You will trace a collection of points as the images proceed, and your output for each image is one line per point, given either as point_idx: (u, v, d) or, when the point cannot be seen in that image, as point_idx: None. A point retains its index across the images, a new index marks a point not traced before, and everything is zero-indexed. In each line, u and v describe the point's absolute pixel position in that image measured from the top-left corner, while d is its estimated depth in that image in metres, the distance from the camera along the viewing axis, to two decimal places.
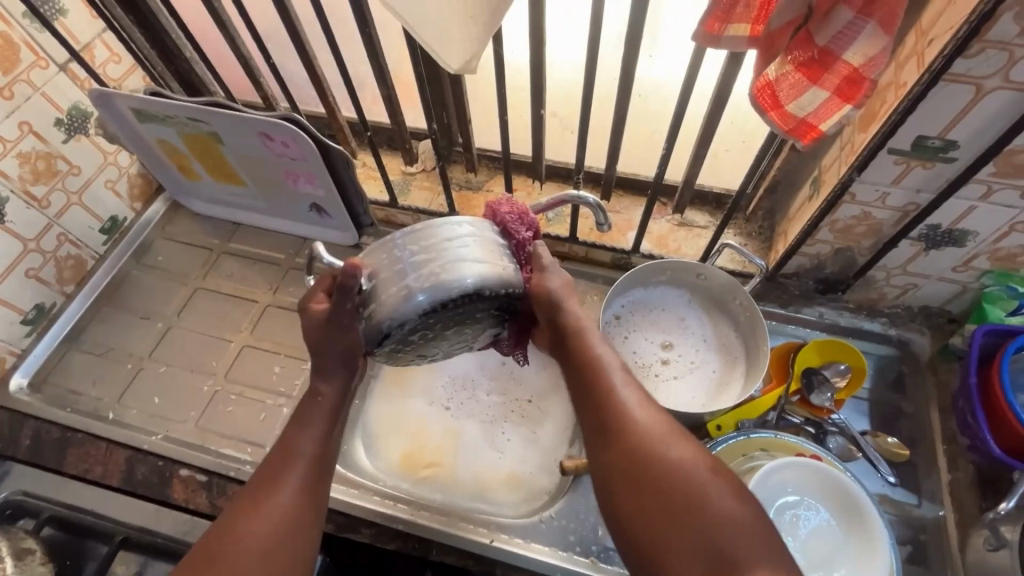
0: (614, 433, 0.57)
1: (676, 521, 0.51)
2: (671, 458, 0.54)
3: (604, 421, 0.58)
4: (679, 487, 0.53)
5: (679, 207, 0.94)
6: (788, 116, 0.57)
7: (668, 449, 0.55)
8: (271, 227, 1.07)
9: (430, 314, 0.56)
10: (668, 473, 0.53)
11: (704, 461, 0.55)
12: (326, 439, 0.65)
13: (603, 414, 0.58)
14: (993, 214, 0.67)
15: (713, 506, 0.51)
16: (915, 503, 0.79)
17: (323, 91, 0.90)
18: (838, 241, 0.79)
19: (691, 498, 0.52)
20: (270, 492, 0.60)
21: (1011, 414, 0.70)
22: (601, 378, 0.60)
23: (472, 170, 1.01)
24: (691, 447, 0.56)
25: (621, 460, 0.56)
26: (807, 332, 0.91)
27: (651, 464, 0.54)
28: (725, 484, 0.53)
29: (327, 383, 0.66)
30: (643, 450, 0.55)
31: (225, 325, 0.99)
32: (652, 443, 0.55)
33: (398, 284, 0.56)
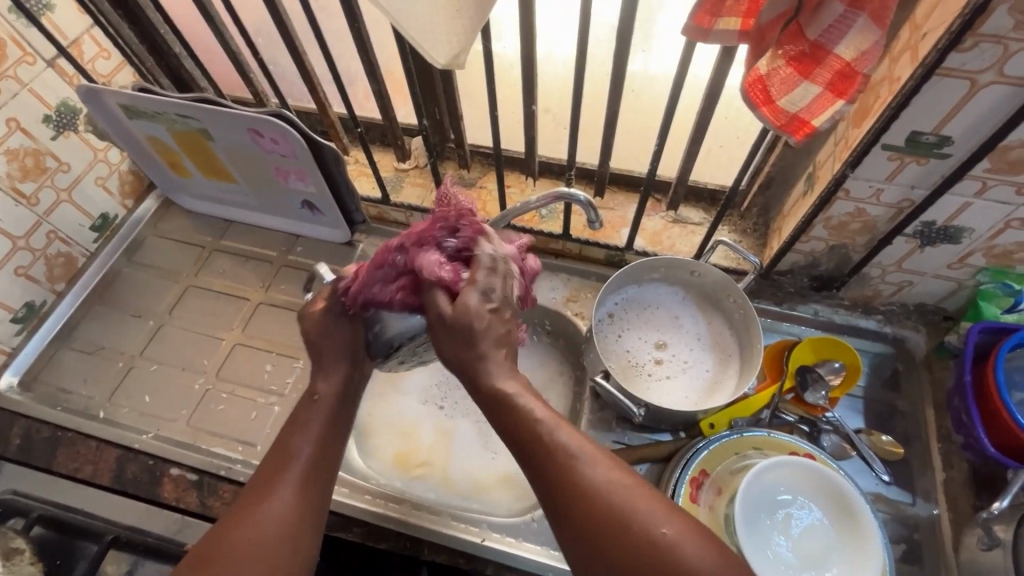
0: (563, 498, 0.48)
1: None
2: (638, 523, 0.46)
3: (552, 488, 0.49)
4: (649, 559, 0.44)
5: (673, 204, 0.93)
6: (780, 112, 0.56)
7: (633, 510, 0.46)
8: (263, 224, 1.07)
9: (428, 333, 0.68)
10: (635, 545, 0.45)
11: (671, 516, 0.46)
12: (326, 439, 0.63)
13: (549, 476, 0.49)
14: (988, 211, 0.67)
15: (690, 574, 0.43)
16: (909, 501, 0.78)
17: (313, 87, 0.89)
18: (832, 237, 0.78)
19: (665, 567, 0.44)
20: (267, 494, 0.57)
21: (1006, 413, 0.70)
22: (538, 436, 0.50)
23: (465, 166, 1.00)
24: (654, 499, 0.47)
25: (580, 536, 0.47)
26: (802, 330, 0.90)
27: (618, 534, 0.46)
28: (702, 543, 0.45)
29: (325, 380, 0.65)
30: (602, 515, 0.46)
31: (217, 322, 0.98)
32: (610, 505, 0.47)
33: (403, 309, 0.67)
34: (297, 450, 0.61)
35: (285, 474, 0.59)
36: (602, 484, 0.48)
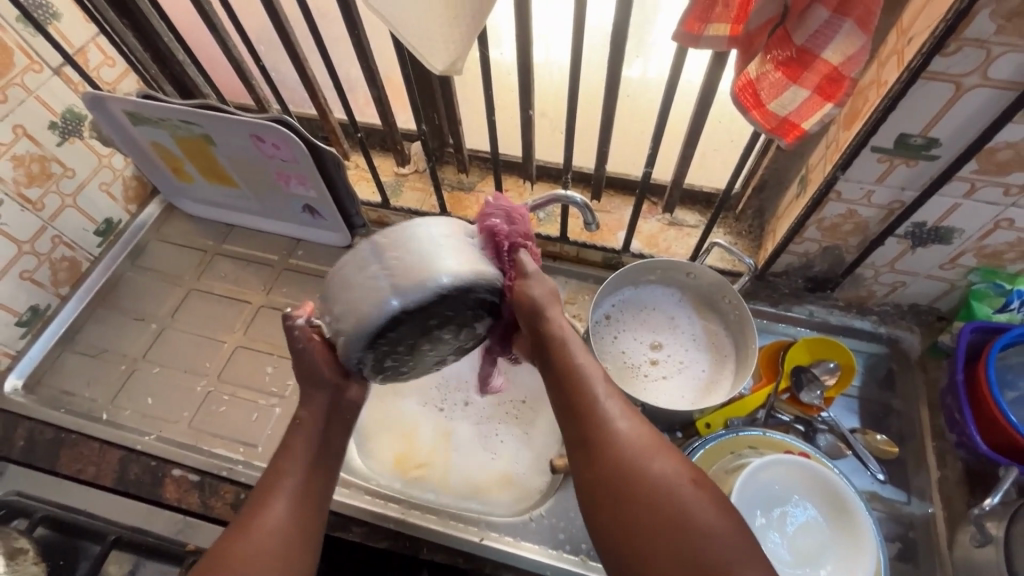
0: (593, 443, 0.55)
1: (661, 542, 0.49)
2: (658, 475, 0.52)
3: (586, 435, 0.55)
4: (662, 502, 0.50)
5: (668, 206, 0.94)
6: (770, 115, 0.58)
7: (654, 462, 0.53)
8: (264, 228, 1.08)
9: (409, 317, 0.55)
10: (652, 491, 0.51)
11: (691, 473, 0.53)
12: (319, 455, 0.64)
13: (584, 424, 0.56)
14: (977, 211, 0.68)
15: (699, 526, 0.49)
16: (905, 500, 0.79)
17: (314, 93, 0.91)
18: (825, 239, 0.79)
19: (677, 516, 0.50)
20: (264, 509, 0.59)
21: (997, 411, 0.70)
22: (584, 386, 0.57)
23: (464, 170, 1.01)
24: (676, 459, 0.54)
25: (603, 479, 0.53)
26: (798, 331, 0.92)
27: (638, 480, 0.52)
28: (712, 503, 0.51)
29: (304, 407, 0.66)
30: (627, 464, 0.53)
31: (218, 325, 1.00)
32: (636, 455, 0.53)
33: (374, 290, 0.55)
34: (292, 467, 0.62)
35: (281, 490, 0.61)
36: (632, 435, 0.54)
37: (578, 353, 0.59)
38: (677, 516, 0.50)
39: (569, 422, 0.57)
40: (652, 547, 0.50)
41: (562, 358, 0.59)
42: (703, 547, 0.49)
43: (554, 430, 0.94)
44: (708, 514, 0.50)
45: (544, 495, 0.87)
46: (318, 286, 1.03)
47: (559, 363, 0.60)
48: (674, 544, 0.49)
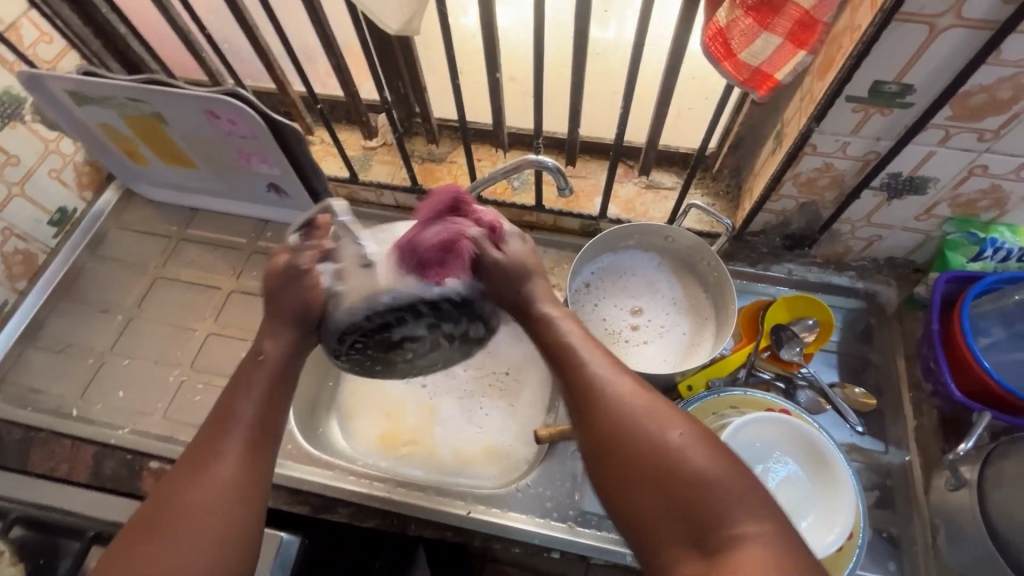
0: (587, 404, 0.55)
1: (654, 489, 0.49)
2: (645, 422, 0.52)
3: (578, 390, 0.56)
4: (658, 453, 0.49)
5: (644, 169, 0.92)
6: (741, 66, 0.56)
7: (642, 410, 0.52)
8: (230, 211, 1.04)
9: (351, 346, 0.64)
10: (640, 440, 0.51)
11: (679, 417, 0.52)
12: (267, 408, 0.60)
13: (579, 388, 0.56)
14: (952, 159, 0.67)
15: (690, 468, 0.48)
16: (882, 450, 0.81)
17: (269, 64, 0.86)
18: (802, 195, 0.78)
19: (665, 460, 0.49)
20: (213, 456, 0.55)
21: (971, 357, 0.71)
22: (567, 353, 0.58)
23: (434, 141, 0.98)
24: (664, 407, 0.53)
25: (596, 435, 0.53)
26: (776, 290, 0.91)
27: (627, 430, 0.52)
28: (703, 446, 0.50)
29: (270, 340, 0.63)
30: (615, 415, 0.53)
31: (188, 313, 0.96)
32: (624, 406, 0.53)
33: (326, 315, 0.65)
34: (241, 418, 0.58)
35: (225, 450, 0.56)
36: (622, 387, 0.55)
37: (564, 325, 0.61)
38: (665, 459, 0.49)
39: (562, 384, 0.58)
40: (647, 497, 0.49)
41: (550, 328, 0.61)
42: (696, 490, 0.47)
43: (539, 401, 0.94)
44: (700, 454, 0.49)
45: (531, 465, 0.87)
46: None
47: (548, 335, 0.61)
48: (665, 487, 0.48)
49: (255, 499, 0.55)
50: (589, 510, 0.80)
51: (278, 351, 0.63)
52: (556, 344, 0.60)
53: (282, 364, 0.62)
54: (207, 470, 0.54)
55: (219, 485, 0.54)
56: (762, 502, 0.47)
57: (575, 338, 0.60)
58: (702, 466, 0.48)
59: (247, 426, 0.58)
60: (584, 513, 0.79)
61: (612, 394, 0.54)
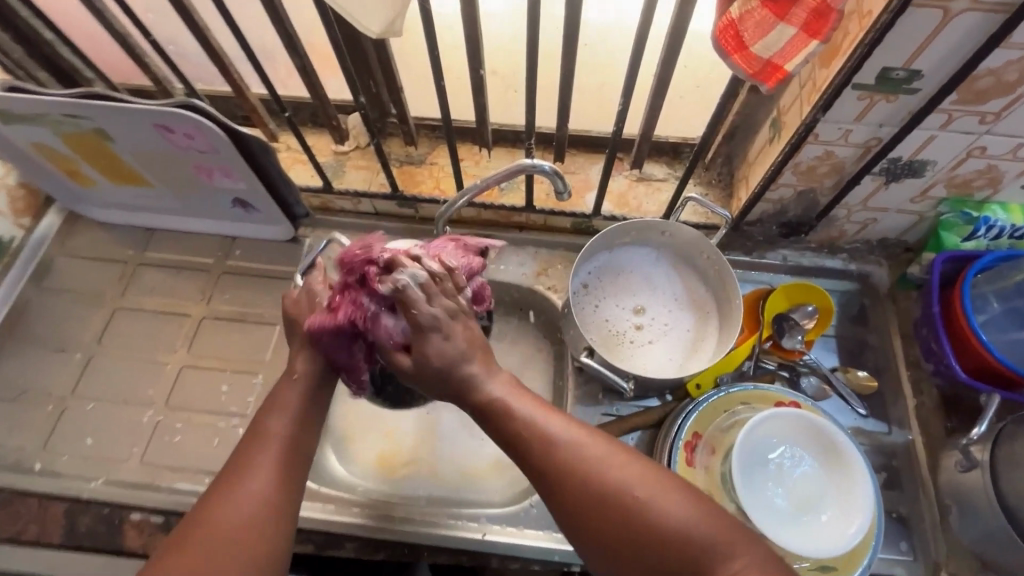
0: (546, 475, 0.51)
1: (636, 558, 0.48)
2: (614, 482, 0.49)
3: (532, 461, 0.52)
4: (632, 516, 0.48)
5: (636, 161, 0.89)
6: (753, 58, 0.53)
7: (609, 467, 0.50)
8: (192, 229, 0.95)
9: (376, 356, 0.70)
10: (614, 508, 0.48)
11: (646, 470, 0.50)
12: (301, 431, 0.60)
13: (533, 458, 0.52)
14: (952, 142, 0.66)
15: (666, 525, 0.47)
16: (886, 431, 0.81)
17: (225, 68, 0.78)
18: (800, 183, 0.77)
19: (642, 526, 0.48)
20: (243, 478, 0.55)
21: (977, 341, 0.71)
22: (513, 419, 0.53)
23: (412, 142, 0.92)
24: (631, 458, 0.51)
25: (563, 508, 0.50)
26: (773, 277, 0.91)
27: (596, 503, 0.49)
28: (681, 502, 0.49)
29: (303, 360, 0.64)
30: (580, 481, 0.50)
31: (155, 345, 0.88)
32: (588, 471, 0.50)
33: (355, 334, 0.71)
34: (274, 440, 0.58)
35: (256, 469, 0.55)
36: (582, 447, 0.51)
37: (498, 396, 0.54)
38: (643, 521, 0.48)
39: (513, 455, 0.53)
40: (629, 564, 0.48)
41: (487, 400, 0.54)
42: (678, 552, 0.47)
43: None
44: (678, 513, 0.48)
45: None
46: (264, 287, 0.92)
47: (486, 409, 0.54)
48: (641, 549, 0.47)
49: (281, 530, 0.54)
50: None
51: (311, 367, 0.64)
52: (499, 410, 0.54)
53: (312, 383, 0.63)
54: (239, 487, 0.54)
55: (249, 507, 0.53)
56: (737, 536, 0.48)
57: (515, 399, 0.55)
58: (684, 524, 0.47)
59: (281, 445, 0.58)
60: None
61: (570, 459, 0.51)
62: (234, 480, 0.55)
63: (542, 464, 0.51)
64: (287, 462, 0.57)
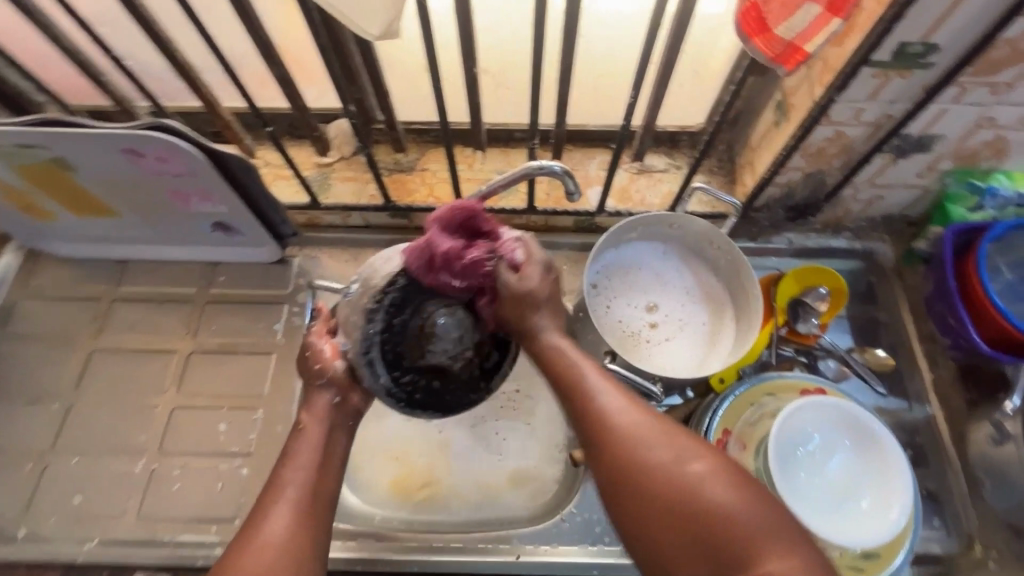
0: (596, 435, 0.53)
1: (662, 533, 0.47)
2: (660, 457, 0.50)
3: (586, 430, 0.55)
4: (673, 487, 0.48)
5: (637, 153, 0.86)
6: (774, 41, 0.51)
7: (657, 445, 0.51)
8: (169, 257, 0.88)
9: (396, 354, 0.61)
10: (650, 481, 0.49)
11: (700, 455, 0.50)
12: (317, 477, 0.58)
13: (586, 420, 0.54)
14: (963, 115, 0.65)
15: (708, 503, 0.47)
16: (907, 407, 0.81)
17: (194, 82, 0.71)
18: (809, 165, 0.75)
19: (676, 500, 0.48)
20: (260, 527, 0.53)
21: (999, 316, 0.71)
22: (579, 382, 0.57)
23: (401, 149, 0.87)
24: (688, 442, 0.51)
25: (604, 479, 0.52)
26: (781, 262, 0.89)
27: (633, 475, 0.50)
28: (727, 489, 0.47)
29: (308, 411, 0.63)
30: (623, 454, 0.51)
31: (141, 387, 0.82)
32: (633, 445, 0.51)
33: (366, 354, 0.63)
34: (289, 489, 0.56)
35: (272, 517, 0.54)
36: (638, 426, 0.53)
37: (578, 364, 0.58)
38: (678, 497, 0.48)
39: (574, 424, 0.57)
40: (654, 539, 0.48)
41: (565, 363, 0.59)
42: (707, 531, 0.46)
43: (558, 414, 0.88)
44: (719, 499, 0.47)
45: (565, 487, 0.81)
46: (254, 314, 0.86)
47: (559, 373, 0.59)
48: (677, 522, 0.47)
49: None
50: None
51: (315, 418, 0.62)
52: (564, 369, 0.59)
53: (322, 427, 0.62)
54: (257, 535, 0.52)
55: (265, 563, 0.50)
56: (787, 536, 0.46)
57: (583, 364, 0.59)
58: (719, 506, 0.46)
59: (298, 494, 0.56)
60: None
61: (621, 425, 0.53)
62: (252, 534, 0.52)
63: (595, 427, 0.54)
64: (308, 516, 0.55)
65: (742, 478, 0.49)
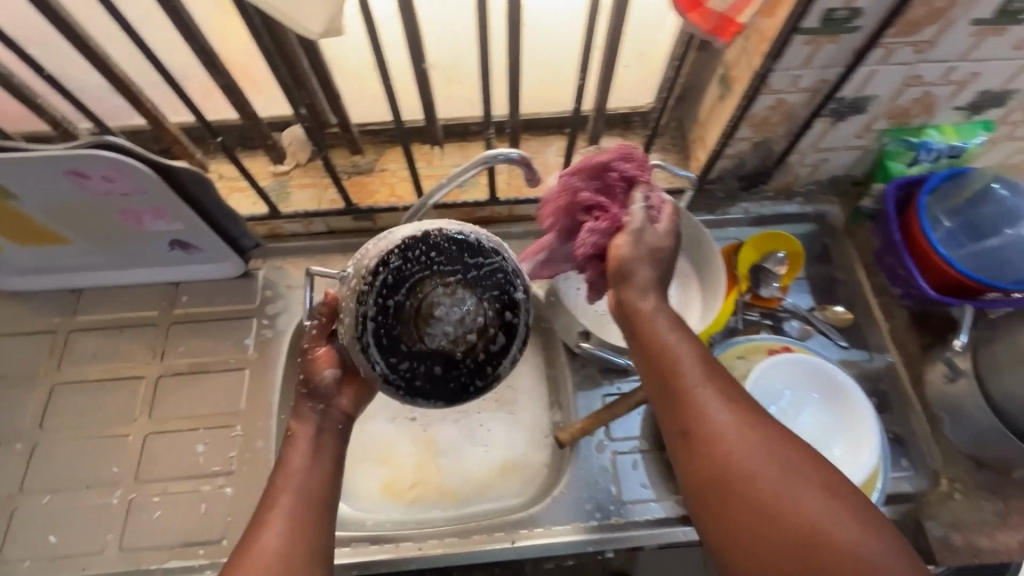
0: (697, 435, 0.50)
1: (772, 556, 0.45)
2: (770, 475, 0.47)
3: (684, 428, 0.51)
4: (783, 508, 0.45)
5: (592, 137, 0.88)
6: (708, 14, 0.53)
7: (767, 462, 0.47)
8: (127, 282, 0.86)
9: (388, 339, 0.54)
10: (764, 501, 0.46)
11: (819, 475, 0.47)
12: (313, 483, 0.57)
13: (683, 419, 0.51)
14: (892, 74, 0.69)
15: (825, 530, 0.44)
16: (868, 357, 0.85)
17: (136, 98, 0.70)
18: (755, 134, 0.78)
19: (793, 525, 0.45)
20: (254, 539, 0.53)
21: (940, 260, 0.76)
22: (674, 373, 0.52)
23: (357, 151, 0.86)
24: (808, 462, 0.48)
25: (702, 486, 0.49)
26: (739, 231, 0.92)
27: (744, 494, 0.47)
28: (853, 518, 0.44)
29: (299, 419, 0.62)
30: (730, 467, 0.48)
31: (110, 417, 0.79)
32: (743, 459, 0.48)
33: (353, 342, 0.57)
34: (284, 498, 0.56)
35: (268, 527, 0.54)
36: (747, 436, 0.49)
37: (680, 348, 0.53)
38: (796, 523, 0.45)
39: (665, 412, 0.53)
40: (761, 561, 0.45)
41: (665, 344, 0.54)
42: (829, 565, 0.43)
43: (539, 400, 0.88)
44: (845, 531, 0.44)
45: (555, 470, 0.82)
46: (222, 331, 0.85)
47: (654, 355, 0.54)
48: (786, 546, 0.44)
49: None
50: (628, 498, 0.77)
51: (306, 426, 0.61)
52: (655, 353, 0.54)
53: (312, 432, 0.61)
54: (253, 546, 0.52)
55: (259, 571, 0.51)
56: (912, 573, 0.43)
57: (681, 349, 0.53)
58: (847, 540, 0.43)
59: (292, 504, 0.55)
60: (625, 504, 0.77)
61: (727, 430, 0.49)
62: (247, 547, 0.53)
63: (693, 428, 0.50)
64: (303, 526, 0.54)
65: (869, 509, 0.46)
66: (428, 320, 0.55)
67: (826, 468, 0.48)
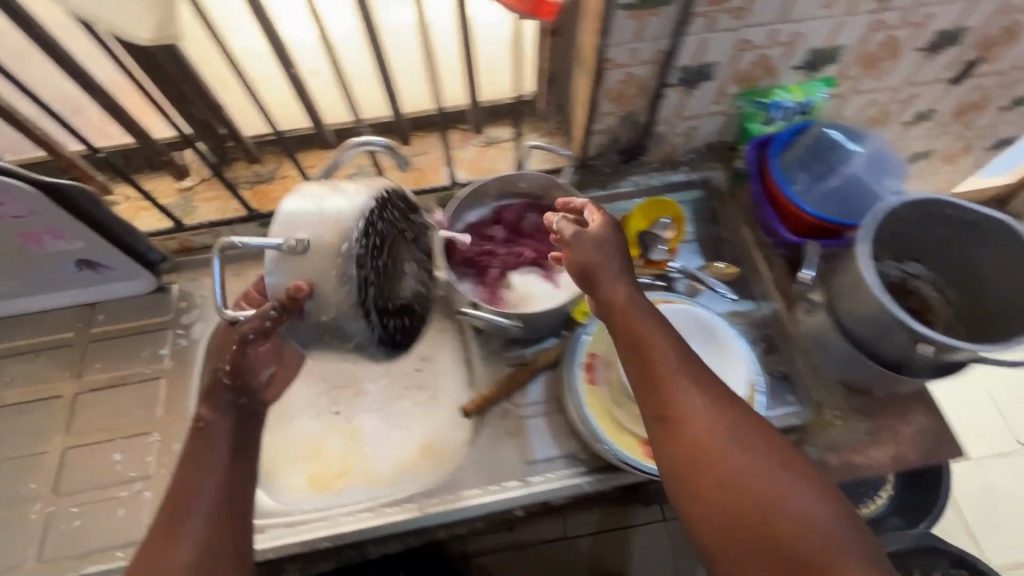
0: (674, 424, 0.54)
1: (737, 528, 0.48)
2: (739, 462, 0.50)
3: (660, 412, 0.55)
4: (752, 493, 0.49)
5: (478, 127, 0.94)
6: None
7: (739, 452, 0.51)
8: (41, 307, 0.89)
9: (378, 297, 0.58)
10: (731, 476, 0.50)
11: (783, 460, 0.51)
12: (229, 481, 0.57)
13: (657, 406, 0.55)
14: (722, 41, 0.76)
15: (786, 512, 0.47)
16: (755, 307, 0.91)
17: (24, 126, 0.74)
18: (618, 108, 0.84)
19: (756, 497, 0.49)
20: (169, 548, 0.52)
21: (795, 206, 0.82)
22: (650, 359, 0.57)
23: (256, 160, 0.91)
24: (772, 446, 0.52)
25: (676, 467, 0.53)
26: (628, 202, 0.98)
27: (716, 469, 0.51)
28: (814, 494, 0.49)
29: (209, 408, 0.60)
30: (704, 446, 0.52)
31: (29, 437, 0.81)
32: (715, 439, 0.52)
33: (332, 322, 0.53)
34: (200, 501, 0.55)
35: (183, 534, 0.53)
36: (720, 420, 0.53)
37: (660, 339, 0.57)
38: (759, 497, 0.48)
39: (642, 396, 0.57)
40: (727, 532, 0.49)
41: (645, 330, 0.58)
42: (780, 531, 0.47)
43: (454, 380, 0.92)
44: (801, 498, 0.48)
45: (468, 444, 0.85)
46: (138, 344, 0.88)
47: (638, 340, 0.57)
48: (751, 528, 0.48)
49: None
50: (535, 458, 0.81)
51: (217, 418, 0.60)
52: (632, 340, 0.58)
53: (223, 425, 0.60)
54: (168, 555, 0.51)
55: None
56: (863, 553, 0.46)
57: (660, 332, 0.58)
58: (801, 508, 0.48)
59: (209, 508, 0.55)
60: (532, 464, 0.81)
61: (700, 420, 0.53)
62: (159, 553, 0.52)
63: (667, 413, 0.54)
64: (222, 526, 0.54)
65: (834, 496, 0.49)
66: (390, 272, 0.61)
67: (789, 452, 0.52)
